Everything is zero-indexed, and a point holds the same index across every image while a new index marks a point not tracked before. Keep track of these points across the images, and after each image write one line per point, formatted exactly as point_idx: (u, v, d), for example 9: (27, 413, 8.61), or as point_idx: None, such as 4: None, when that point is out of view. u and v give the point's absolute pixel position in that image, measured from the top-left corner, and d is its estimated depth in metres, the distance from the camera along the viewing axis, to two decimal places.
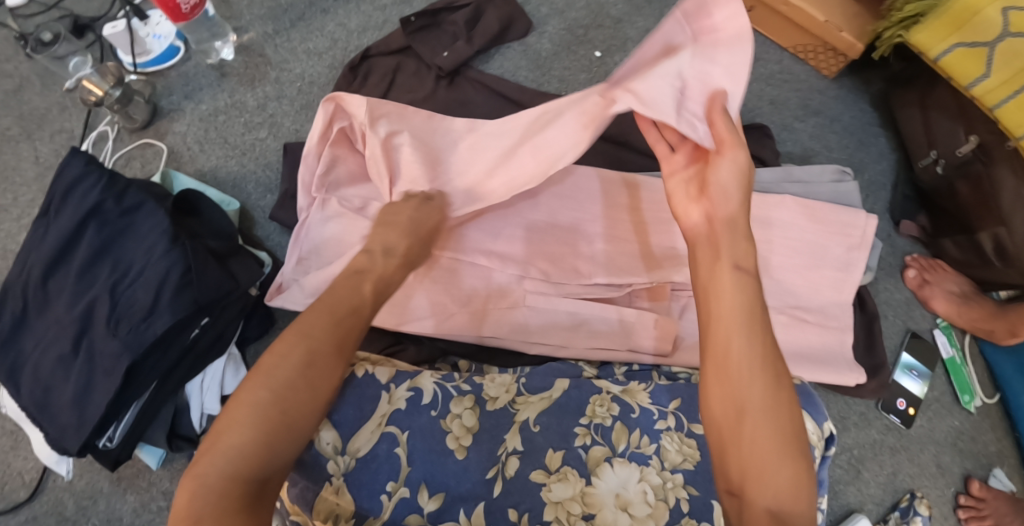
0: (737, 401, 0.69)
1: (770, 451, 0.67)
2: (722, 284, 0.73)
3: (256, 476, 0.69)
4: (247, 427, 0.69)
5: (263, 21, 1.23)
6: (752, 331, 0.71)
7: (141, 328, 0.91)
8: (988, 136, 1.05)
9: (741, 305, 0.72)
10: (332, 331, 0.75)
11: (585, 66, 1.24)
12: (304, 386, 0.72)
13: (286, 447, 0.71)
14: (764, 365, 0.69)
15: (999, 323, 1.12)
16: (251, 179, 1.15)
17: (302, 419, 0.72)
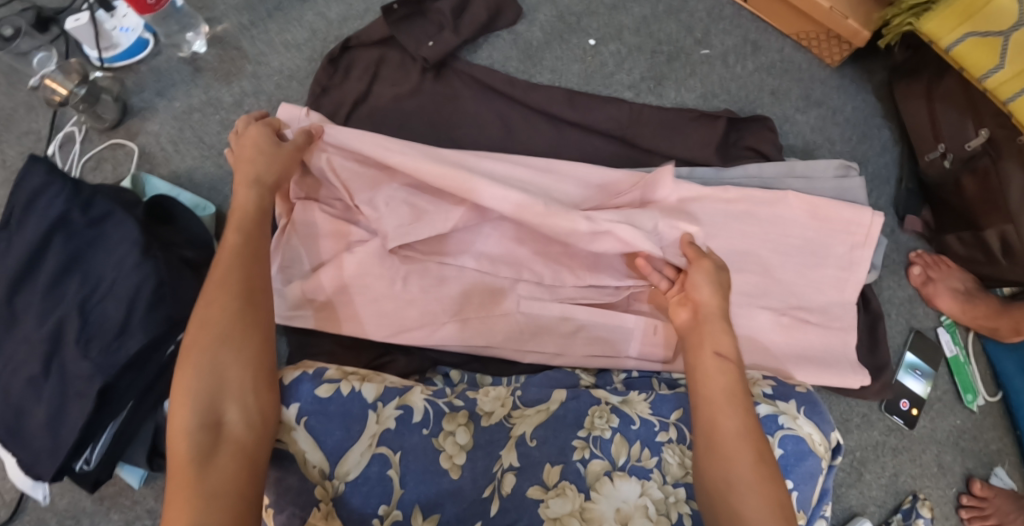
0: (729, 478, 0.74)
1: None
2: (704, 367, 0.82)
3: (207, 424, 0.72)
4: (184, 387, 0.73)
5: (238, 11, 1.16)
6: (737, 412, 0.78)
7: (113, 348, 0.87)
8: (999, 130, 1.03)
9: (724, 388, 0.79)
10: (219, 282, 0.79)
11: (578, 56, 1.18)
12: (217, 335, 0.76)
13: (226, 389, 0.74)
14: (750, 446, 0.76)
15: (1004, 320, 1.11)
16: (229, 181, 1.09)
17: (235, 360, 0.75)
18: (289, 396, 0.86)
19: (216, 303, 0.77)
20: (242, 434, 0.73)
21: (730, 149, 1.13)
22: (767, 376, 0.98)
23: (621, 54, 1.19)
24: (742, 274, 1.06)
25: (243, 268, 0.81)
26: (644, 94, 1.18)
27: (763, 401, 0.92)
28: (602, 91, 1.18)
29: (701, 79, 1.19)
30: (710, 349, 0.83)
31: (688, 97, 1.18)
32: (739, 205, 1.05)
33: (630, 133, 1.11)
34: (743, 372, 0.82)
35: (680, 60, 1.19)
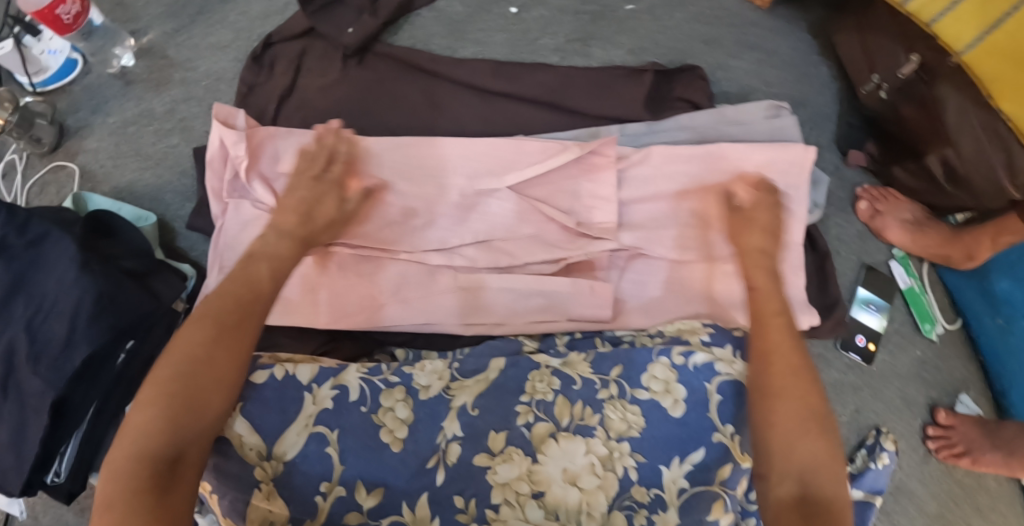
0: (769, 389, 0.83)
1: (808, 435, 0.80)
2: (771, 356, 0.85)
3: (170, 457, 0.73)
4: (157, 405, 0.74)
5: (163, 20, 1.17)
6: (799, 382, 0.83)
7: (61, 362, 0.88)
8: (929, 54, 1.00)
9: (790, 364, 0.84)
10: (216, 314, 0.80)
11: (502, 25, 1.17)
12: (196, 367, 0.76)
13: (188, 433, 0.74)
14: (797, 353, 0.85)
15: (956, 247, 1.09)
16: (168, 189, 1.11)
17: (206, 381, 0.76)
18: None
19: (210, 333, 0.79)
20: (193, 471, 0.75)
21: (661, 102, 1.11)
22: (705, 323, 1.00)
23: (545, 18, 1.18)
24: (682, 227, 1.05)
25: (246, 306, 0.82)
26: (571, 56, 1.16)
27: (699, 350, 0.95)
28: (529, 58, 1.16)
29: (629, 34, 1.18)
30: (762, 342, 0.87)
31: (616, 54, 1.17)
32: (667, 167, 1.05)
33: (558, 96, 1.10)
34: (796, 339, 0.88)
35: (606, 18, 1.18)
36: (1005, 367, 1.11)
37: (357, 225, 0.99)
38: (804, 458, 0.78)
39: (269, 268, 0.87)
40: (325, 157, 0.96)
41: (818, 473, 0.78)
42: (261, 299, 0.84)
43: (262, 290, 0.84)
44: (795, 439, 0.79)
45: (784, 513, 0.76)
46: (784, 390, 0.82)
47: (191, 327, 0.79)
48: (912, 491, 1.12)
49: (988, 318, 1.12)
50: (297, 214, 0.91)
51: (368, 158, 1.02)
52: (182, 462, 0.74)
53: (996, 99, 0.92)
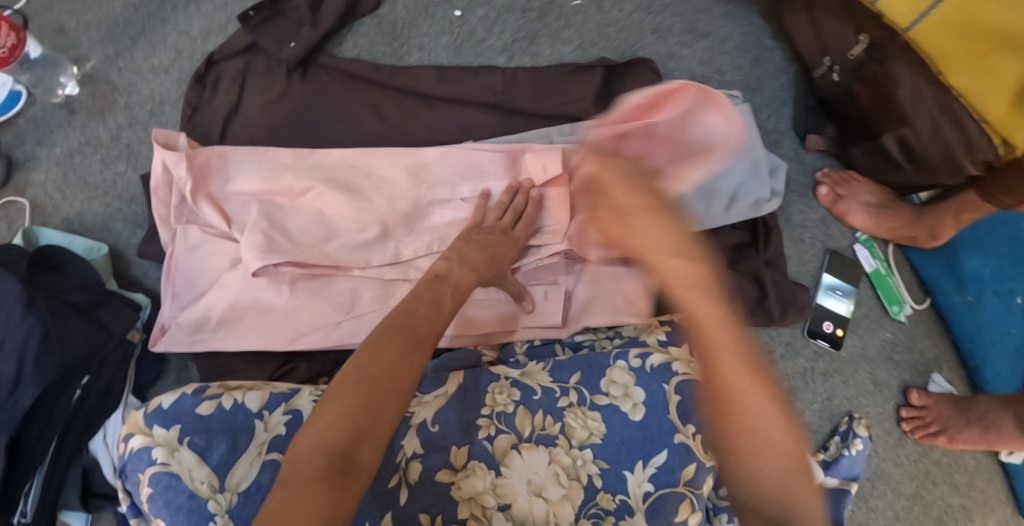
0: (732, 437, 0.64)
1: (748, 455, 0.63)
2: (744, 391, 0.64)
3: (341, 452, 0.68)
4: (347, 400, 0.70)
5: (103, 45, 1.15)
6: (762, 409, 0.63)
7: (10, 403, 0.86)
8: (877, 32, 0.98)
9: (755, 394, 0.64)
10: (411, 320, 0.78)
11: (445, 28, 1.15)
12: (390, 369, 0.73)
13: (370, 430, 0.70)
14: (748, 386, 0.64)
15: (919, 228, 1.08)
16: (118, 217, 1.09)
17: (385, 376, 0.73)
18: (169, 417, 0.83)
19: (401, 343, 0.75)
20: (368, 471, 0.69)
21: (612, 97, 1.10)
22: (664, 327, 1.00)
23: (490, 18, 1.16)
24: None
25: (421, 313, 0.79)
26: (518, 55, 1.15)
27: (656, 351, 0.96)
28: (475, 60, 1.14)
29: (575, 30, 1.16)
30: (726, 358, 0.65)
31: (564, 50, 1.15)
32: None
33: (504, 98, 1.08)
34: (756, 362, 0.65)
35: (551, 14, 1.16)
36: (977, 342, 1.10)
37: (302, 239, 0.97)
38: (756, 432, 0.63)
39: (448, 297, 0.83)
40: (516, 213, 0.97)
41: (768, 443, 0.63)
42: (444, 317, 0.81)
43: (425, 317, 0.79)
44: (742, 455, 0.63)
45: None
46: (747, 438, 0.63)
47: (398, 329, 0.77)
48: (889, 475, 1.12)
49: (956, 296, 1.11)
50: (483, 256, 0.91)
51: (315, 173, 1.01)
52: (356, 460, 0.68)
53: (945, 74, 0.91)
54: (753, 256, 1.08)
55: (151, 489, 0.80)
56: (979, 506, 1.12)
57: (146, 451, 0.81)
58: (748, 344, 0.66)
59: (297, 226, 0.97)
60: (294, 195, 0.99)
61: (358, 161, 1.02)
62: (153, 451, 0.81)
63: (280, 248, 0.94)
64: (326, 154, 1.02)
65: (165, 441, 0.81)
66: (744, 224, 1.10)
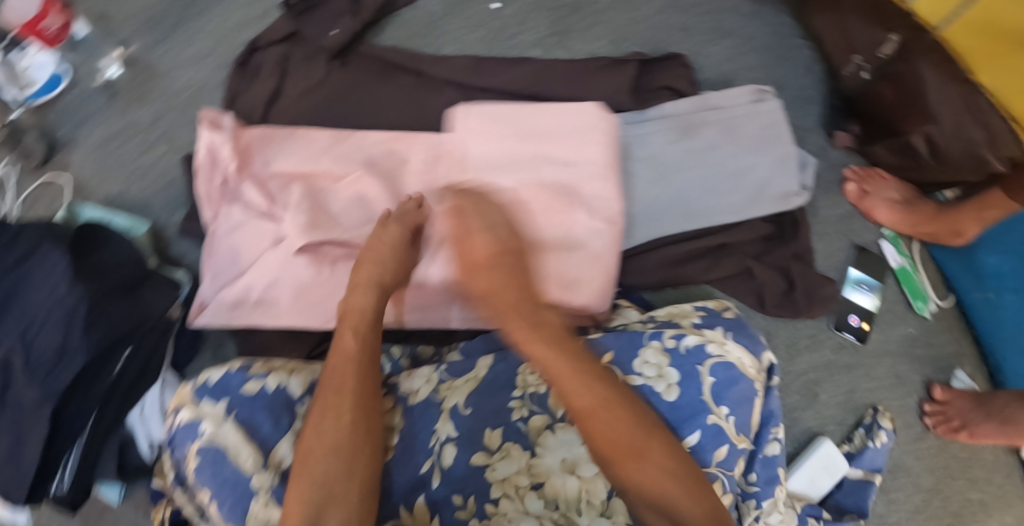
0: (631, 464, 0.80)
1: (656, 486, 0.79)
2: (617, 434, 0.81)
3: (309, 523, 0.75)
4: (302, 480, 0.77)
5: (144, 31, 1.17)
6: (649, 443, 0.81)
7: (55, 374, 0.89)
8: (910, 32, 1.02)
9: (631, 443, 0.81)
10: (346, 381, 0.83)
11: (480, 21, 1.18)
12: (329, 435, 0.80)
13: (334, 497, 0.77)
14: (623, 431, 0.81)
15: (943, 224, 1.10)
16: (157, 198, 1.11)
17: (314, 446, 0.79)
18: (218, 390, 0.84)
19: (322, 408, 0.82)
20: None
21: (643, 92, 1.13)
22: (695, 311, 1.02)
23: (524, 13, 1.19)
24: (670, 220, 1.07)
25: (359, 366, 0.85)
26: (551, 49, 1.18)
27: (691, 332, 0.97)
28: (509, 54, 1.17)
29: (607, 26, 1.19)
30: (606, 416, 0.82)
31: (596, 46, 1.18)
32: (657, 156, 1.08)
33: (539, 90, 1.11)
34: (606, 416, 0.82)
35: (584, 10, 1.19)
36: (997, 339, 1.12)
37: (345, 222, 1.00)
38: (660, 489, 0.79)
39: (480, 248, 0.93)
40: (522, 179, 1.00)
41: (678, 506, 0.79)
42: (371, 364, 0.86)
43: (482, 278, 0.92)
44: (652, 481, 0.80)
45: None
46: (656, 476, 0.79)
47: (319, 401, 0.82)
48: (908, 468, 1.13)
49: (976, 293, 1.12)
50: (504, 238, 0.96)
51: (356, 158, 1.03)
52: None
53: (974, 72, 0.98)
54: (782, 249, 1.09)
55: (197, 461, 0.81)
56: (999, 502, 1.13)
57: (194, 423, 0.82)
58: (610, 407, 0.82)
59: (339, 208, 1.00)
60: (337, 178, 1.01)
61: (396, 146, 1.04)
62: (201, 423, 0.82)
63: (322, 227, 0.96)
64: (365, 139, 1.05)
65: (212, 414, 0.83)
66: (772, 217, 1.11)
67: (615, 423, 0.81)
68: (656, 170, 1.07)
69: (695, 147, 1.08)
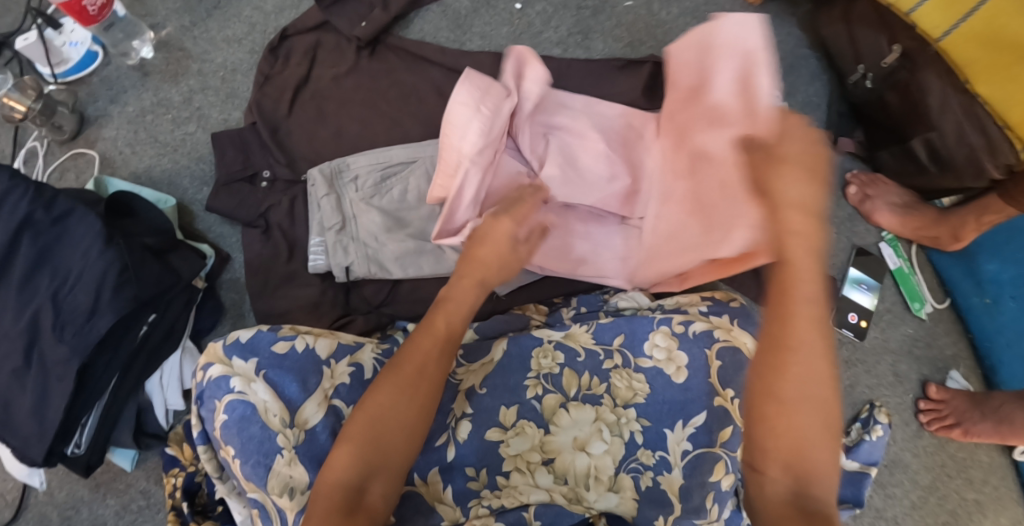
0: (773, 415, 0.72)
1: (808, 446, 0.72)
2: (796, 378, 0.72)
3: (356, 488, 0.77)
4: (356, 444, 0.78)
5: (179, 14, 1.21)
6: (825, 397, 0.72)
7: (86, 329, 0.91)
8: (911, 43, 1.06)
9: (812, 393, 0.72)
10: (425, 366, 0.83)
11: (506, 19, 1.23)
12: (391, 410, 0.80)
13: (383, 467, 0.78)
14: (817, 371, 0.72)
15: (942, 228, 1.14)
16: (186, 174, 1.15)
17: (380, 411, 0.79)
18: (247, 349, 0.89)
19: (402, 381, 0.81)
20: (378, 506, 0.77)
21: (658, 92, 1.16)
22: (705, 297, 1.07)
23: (547, 13, 1.24)
24: None
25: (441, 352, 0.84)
26: (572, 49, 1.23)
27: (699, 319, 1.02)
28: (531, 51, 1.23)
29: (626, 29, 1.24)
30: (803, 363, 0.72)
31: (615, 47, 1.23)
32: None
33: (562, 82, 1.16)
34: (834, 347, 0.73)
35: (604, 14, 1.24)
36: (994, 342, 1.16)
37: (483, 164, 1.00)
38: (806, 464, 0.72)
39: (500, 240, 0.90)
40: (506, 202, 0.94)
41: (813, 485, 0.72)
42: (450, 352, 0.85)
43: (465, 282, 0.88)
44: (800, 443, 0.72)
45: (771, 511, 0.72)
46: (806, 431, 0.72)
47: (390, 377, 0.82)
48: (906, 464, 1.17)
49: (975, 297, 1.16)
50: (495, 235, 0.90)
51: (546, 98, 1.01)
52: (367, 494, 0.77)
53: (973, 83, 0.98)
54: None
55: (225, 415, 0.85)
56: (992, 502, 1.16)
57: (225, 379, 0.86)
58: (823, 347, 0.73)
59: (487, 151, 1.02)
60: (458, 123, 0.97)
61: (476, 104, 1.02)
62: (232, 380, 0.86)
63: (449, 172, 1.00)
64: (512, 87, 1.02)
65: (243, 371, 0.87)
66: None
67: (808, 358, 0.72)
68: None
69: None
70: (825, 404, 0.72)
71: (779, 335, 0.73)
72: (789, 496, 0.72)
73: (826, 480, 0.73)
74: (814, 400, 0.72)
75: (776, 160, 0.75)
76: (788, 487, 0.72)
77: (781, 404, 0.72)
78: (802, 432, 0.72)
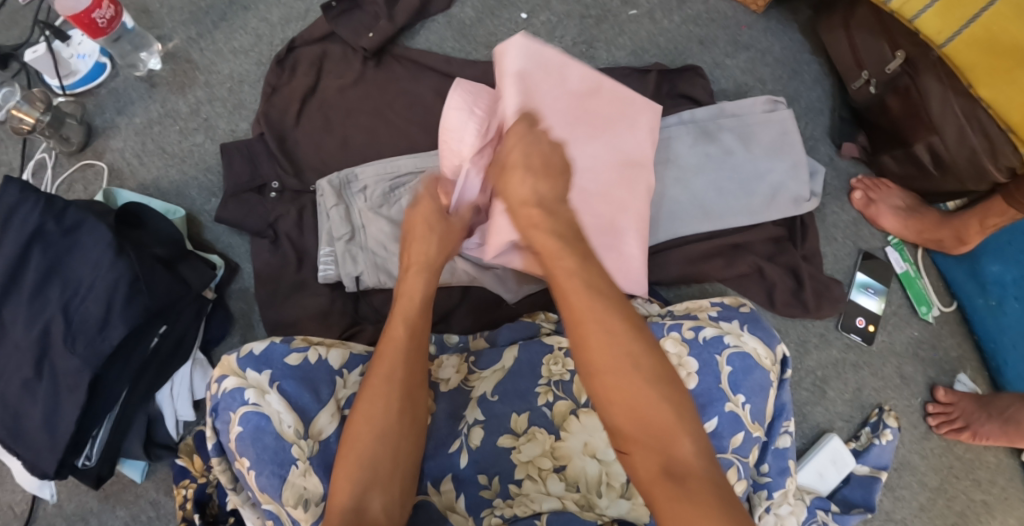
0: (607, 395, 0.71)
1: (650, 415, 0.70)
2: (601, 354, 0.71)
3: (354, 507, 0.77)
4: (348, 462, 0.79)
5: (186, 26, 1.22)
6: (650, 365, 0.71)
7: (97, 341, 0.91)
8: (913, 49, 1.07)
9: (617, 364, 0.70)
10: (391, 370, 0.83)
11: (510, 29, 1.24)
12: (366, 418, 0.81)
13: (377, 480, 0.79)
14: (623, 339, 0.71)
15: (945, 231, 1.15)
16: (194, 184, 1.16)
17: (360, 423, 0.81)
18: (261, 361, 0.88)
19: (376, 390, 0.82)
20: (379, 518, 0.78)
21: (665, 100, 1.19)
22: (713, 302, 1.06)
23: (552, 22, 1.25)
24: (688, 219, 1.12)
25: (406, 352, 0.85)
26: (577, 57, 1.24)
27: (709, 325, 1.00)
28: None
29: (630, 37, 1.25)
30: (605, 333, 0.71)
31: (619, 55, 1.24)
32: (680, 162, 1.13)
33: None
34: (630, 316, 0.72)
35: (608, 22, 1.25)
36: (998, 343, 1.16)
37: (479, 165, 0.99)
38: (658, 437, 0.69)
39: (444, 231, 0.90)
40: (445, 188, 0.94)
41: (671, 450, 0.69)
42: (418, 352, 0.86)
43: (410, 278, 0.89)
44: (639, 417, 0.70)
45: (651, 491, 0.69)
46: (643, 406, 0.70)
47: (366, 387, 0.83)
48: (914, 466, 1.16)
49: (979, 300, 1.17)
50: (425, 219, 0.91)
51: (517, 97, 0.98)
52: (368, 511, 0.77)
53: (974, 86, 0.99)
54: (792, 250, 1.15)
55: (241, 427, 0.85)
56: (1001, 503, 1.16)
57: (240, 391, 0.86)
58: (621, 318, 0.72)
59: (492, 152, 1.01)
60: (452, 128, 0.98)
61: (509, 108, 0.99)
62: (247, 392, 0.86)
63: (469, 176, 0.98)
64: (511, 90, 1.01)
65: (257, 383, 0.87)
66: (783, 221, 1.17)
67: (606, 328, 0.71)
68: (678, 172, 1.12)
69: (713, 152, 1.13)
70: (652, 372, 0.70)
71: (573, 314, 0.73)
72: (658, 473, 0.69)
73: (687, 446, 0.69)
74: (639, 367, 0.70)
75: (506, 167, 0.80)
76: (653, 464, 0.69)
77: (606, 384, 0.71)
78: (643, 406, 0.70)
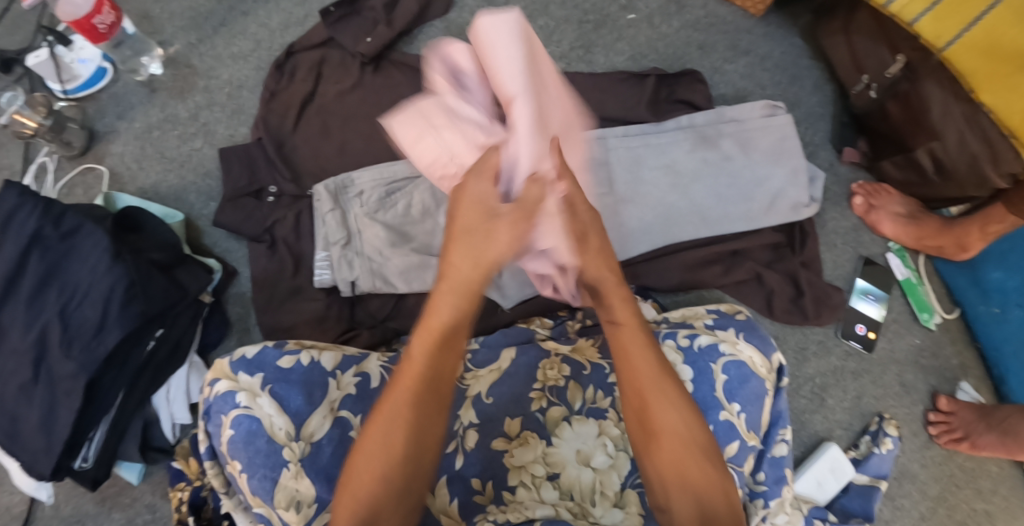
0: (659, 457, 0.78)
1: (695, 475, 0.77)
2: (667, 422, 0.78)
3: None
4: (353, 496, 0.73)
5: (186, 31, 1.23)
6: (697, 430, 0.79)
7: (93, 345, 0.91)
8: (913, 53, 1.05)
9: (674, 432, 0.77)
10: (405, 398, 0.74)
11: None
12: (378, 451, 0.73)
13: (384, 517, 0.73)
14: (682, 409, 0.78)
15: (947, 238, 1.13)
16: (193, 189, 1.17)
17: (371, 455, 0.73)
18: (253, 365, 0.89)
19: (390, 418, 0.74)
20: None
21: (661, 105, 1.18)
22: (709, 310, 1.06)
23: (550, 28, 1.25)
24: (684, 226, 1.11)
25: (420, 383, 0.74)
26: (576, 62, 1.23)
27: (704, 332, 1.01)
28: None
29: (628, 42, 1.25)
30: (667, 405, 0.78)
31: (617, 60, 1.24)
32: (676, 167, 1.11)
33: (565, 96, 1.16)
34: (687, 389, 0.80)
35: (607, 27, 1.25)
36: (1001, 352, 1.15)
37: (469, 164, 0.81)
38: (701, 492, 0.77)
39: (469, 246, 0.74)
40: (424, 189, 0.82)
41: (710, 507, 0.76)
42: (434, 383, 0.75)
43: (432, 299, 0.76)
44: (687, 476, 0.77)
45: None
46: (691, 469, 0.77)
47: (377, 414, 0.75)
48: (915, 475, 1.15)
49: (982, 306, 1.15)
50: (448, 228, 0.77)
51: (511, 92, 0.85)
52: None
53: (976, 91, 0.97)
54: (790, 256, 1.15)
55: (232, 431, 0.85)
56: (1004, 514, 1.14)
57: (231, 395, 0.86)
58: (680, 391, 0.79)
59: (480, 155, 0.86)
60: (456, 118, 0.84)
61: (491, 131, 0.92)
62: (238, 395, 0.86)
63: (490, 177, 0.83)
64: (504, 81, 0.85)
65: (249, 386, 0.87)
66: (782, 226, 1.16)
67: (668, 402, 0.78)
68: (674, 178, 1.11)
69: (712, 158, 1.12)
70: (700, 439, 0.78)
71: (636, 385, 0.79)
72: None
73: (724, 502, 0.77)
74: (692, 435, 0.78)
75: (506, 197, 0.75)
76: (693, 516, 0.76)
77: (659, 448, 0.78)
78: (693, 467, 0.77)
